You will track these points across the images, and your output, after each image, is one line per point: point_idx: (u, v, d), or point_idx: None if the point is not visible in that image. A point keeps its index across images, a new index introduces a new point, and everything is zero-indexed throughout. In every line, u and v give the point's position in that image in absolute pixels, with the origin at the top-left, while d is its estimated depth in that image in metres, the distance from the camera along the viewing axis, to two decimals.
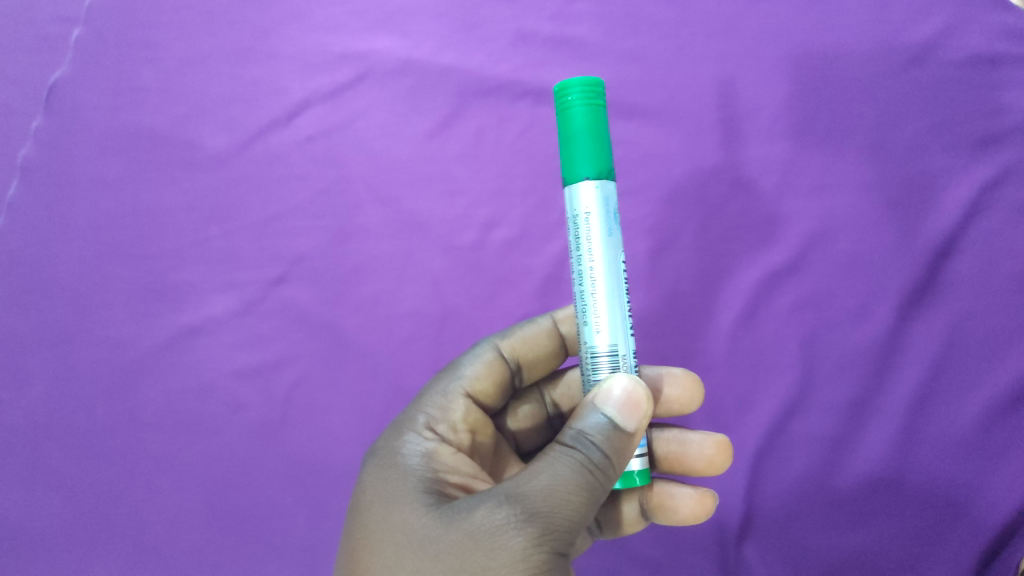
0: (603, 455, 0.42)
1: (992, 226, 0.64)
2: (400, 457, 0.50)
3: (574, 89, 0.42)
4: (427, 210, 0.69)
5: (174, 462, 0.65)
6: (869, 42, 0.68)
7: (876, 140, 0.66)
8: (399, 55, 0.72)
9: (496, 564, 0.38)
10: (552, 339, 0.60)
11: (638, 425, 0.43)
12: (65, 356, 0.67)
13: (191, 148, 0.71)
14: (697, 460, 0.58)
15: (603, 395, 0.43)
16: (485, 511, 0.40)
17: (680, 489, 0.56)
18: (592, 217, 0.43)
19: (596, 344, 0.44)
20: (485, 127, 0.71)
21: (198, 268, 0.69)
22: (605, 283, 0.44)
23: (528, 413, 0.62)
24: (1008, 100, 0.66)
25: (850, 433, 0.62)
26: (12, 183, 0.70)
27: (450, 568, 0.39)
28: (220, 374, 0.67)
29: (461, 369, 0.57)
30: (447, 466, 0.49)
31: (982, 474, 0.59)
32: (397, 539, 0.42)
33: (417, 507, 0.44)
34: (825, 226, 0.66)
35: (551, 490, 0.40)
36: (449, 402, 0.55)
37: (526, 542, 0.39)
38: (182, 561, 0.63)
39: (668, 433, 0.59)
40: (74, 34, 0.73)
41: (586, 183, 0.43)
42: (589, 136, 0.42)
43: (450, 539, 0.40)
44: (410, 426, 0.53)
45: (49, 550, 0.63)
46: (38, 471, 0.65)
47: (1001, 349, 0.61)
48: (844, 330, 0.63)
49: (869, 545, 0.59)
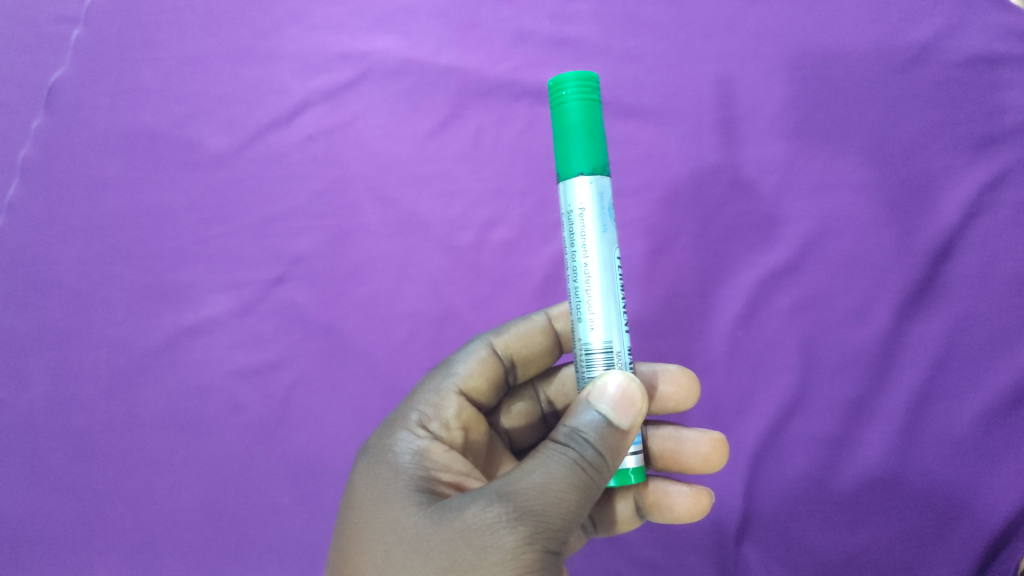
0: (596, 452, 0.42)
1: (991, 226, 0.64)
2: (392, 455, 0.49)
3: (569, 84, 0.42)
4: (427, 210, 0.69)
5: (174, 461, 0.65)
6: (868, 42, 0.68)
7: (875, 140, 0.67)
8: (399, 55, 0.72)
9: (487, 563, 0.38)
10: (546, 336, 0.60)
11: (632, 422, 0.43)
12: (64, 356, 0.67)
13: (190, 148, 0.71)
14: (692, 457, 0.58)
15: (597, 392, 0.43)
16: (476, 509, 0.40)
17: (676, 487, 0.57)
18: (587, 212, 0.43)
19: (590, 340, 0.44)
20: (485, 126, 0.71)
21: (198, 268, 0.69)
22: (600, 279, 0.43)
23: (521, 411, 0.62)
24: (1007, 100, 0.66)
25: (849, 433, 0.62)
26: (13, 183, 0.70)
27: (441, 566, 0.39)
28: (219, 374, 0.67)
29: (454, 367, 0.57)
30: (439, 464, 0.49)
31: (982, 474, 0.59)
32: (387, 537, 0.42)
33: (409, 505, 0.44)
34: (825, 226, 0.66)
35: (544, 488, 0.40)
36: (442, 400, 0.55)
37: (518, 540, 0.39)
38: (181, 561, 0.63)
39: (663, 431, 0.59)
40: (74, 34, 0.73)
41: (580, 179, 0.43)
42: (584, 131, 0.42)
43: (441, 537, 0.40)
44: (403, 423, 0.53)
45: (48, 551, 0.63)
46: (38, 471, 0.65)
47: (1001, 350, 0.61)
48: (843, 330, 0.63)
49: (868, 545, 0.59)
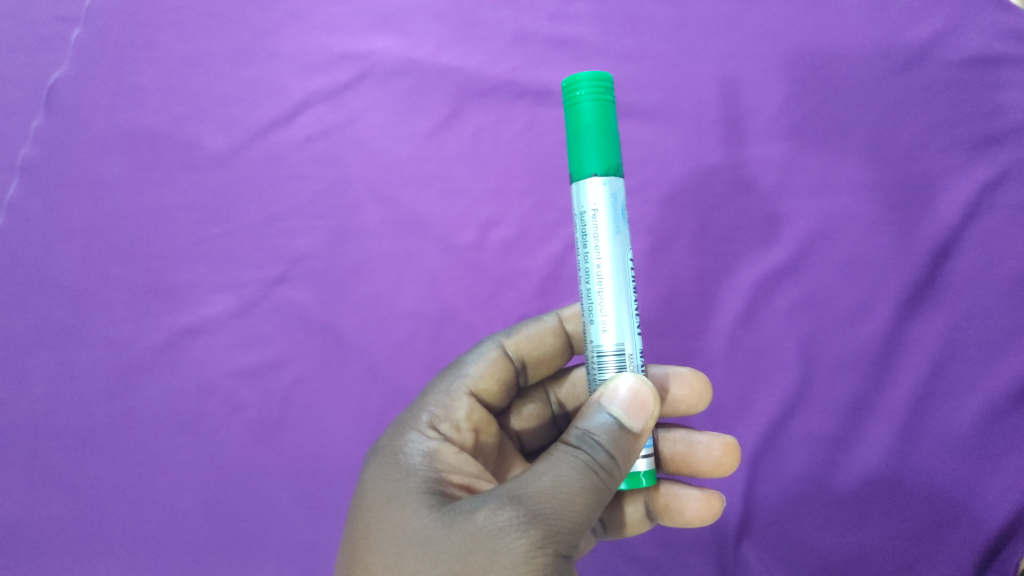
0: (608, 455, 0.42)
1: (991, 226, 0.64)
2: (402, 457, 0.49)
3: (583, 83, 0.42)
4: (427, 210, 0.69)
5: (175, 461, 0.65)
6: (867, 42, 0.69)
7: (876, 140, 0.67)
8: (400, 54, 0.72)
9: (497, 567, 0.38)
10: (558, 338, 0.60)
11: (644, 425, 0.43)
12: (65, 356, 0.67)
13: (190, 148, 0.71)
14: (704, 461, 0.58)
15: (610, 395, 0.43)
16: (487, 512, 0.40)
17: (687, 491, 0.57)
18: (600, 214, 0.43)
19: (602, 342, 0.44)
20: (485, 126, 0.71)
21: (198, 267, 0.69)
22: (613, 281, 0.43)
23: (532, 412, 0.62)
24: (1007, 100, 0.67)
25: (851, 432, 0.62)
26: (12, 183, 0.70)
27: (451, 569, 0.39)
28: (220, 374, 0.67)
29: (464, 368, 0.57)
30: (449, 466, 0.49)
31: (982, 473, 0.59)
32: (397, 540, 0.42)
33: (419, 508, 0.44)
34: (825, 226, 0.66)
35: (555, 491, 0.40)
36: (452, 401, 0.55)
37: (529, 544, 0.39)
38: (181, 561, 0.63)
39: (675, 434, 0.59)
40: (74, 34, 0.73)
41: (594, 180, 0.43)
42: (598, 132, 0.42)
43: (451, 540, 0.40)
44: (413, 424, 0.53)
45: (47, 550, 0.63)
46: (38, 471, 0.64)
47: (1001, 349, 0.62)
48: (844, 329, 0.64)
49: (868, 545, 0.59)
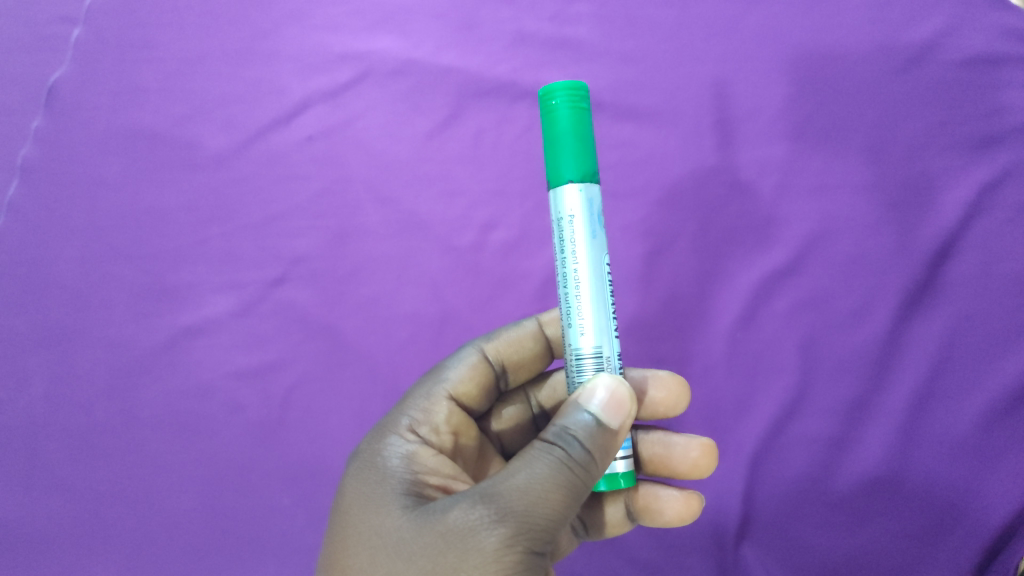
0: (584, 451, 0.42)
1: (992, 226, 0.64)
2: (381, 459, 0.49)
3: (559, 92, 0.42)
4: (426, 210, 0.69)
5: (175, 461, 0.65)
6: (868, 43, 0.68)
7: (876, 141, 0.67)
8: (400, 55, 0.72)
9: (468, 566, 0.38)
10: (538, 343, 0.60)
11: (622, 424, 0.43)
12: (65, 356, 0.67)
13: (191, 149, 0.71)
14: (683, 462, 0.58)
15: (587, 395, 0.43)
16: (460, 511, 0.40)
17: (666, 491, 0.57)
18: (576, 219, 0.43)
19: (580, 345, 0.44)
20: (485, 127, 0.71)
21: (198, 268, 0.69)
22: (590, 286, 0.43)
23: (512, 415, 0.62)
24: (1007, 100, 0.66)
25: (850, 433, 0.62)
26: (13, 183, 0.70)
27: (422, 569, 0.39)
28: (219, 375, 0.67)
29: (444, 373, 0.57)
30: (427, 468, 0.49)
31: (982, 473, 0.59)
32: (371, 542, 0.42)
33: (394, 509, 0.44)
34: (825, 227, 0.66)
35: (528, 489, 0.40)
36: (432, 405, 0.55)
37: (500, 542, 0.39)
38: (181, 560, 0.63)
39: (653, 436, 0.59)
40: (74, 34, 0.73)
41: (570, 186, 0.43)
42: (574, 139, 0.42)
43: (423, 541, 0.40)
44: (393, 428, 0.53)
45: (46, 551, 0.63)
46: (38, 471, 0.65)
47: (1002, 349, 0.61)
48: (843, 331, 0.64)
49: (867, 545, 0.59)
